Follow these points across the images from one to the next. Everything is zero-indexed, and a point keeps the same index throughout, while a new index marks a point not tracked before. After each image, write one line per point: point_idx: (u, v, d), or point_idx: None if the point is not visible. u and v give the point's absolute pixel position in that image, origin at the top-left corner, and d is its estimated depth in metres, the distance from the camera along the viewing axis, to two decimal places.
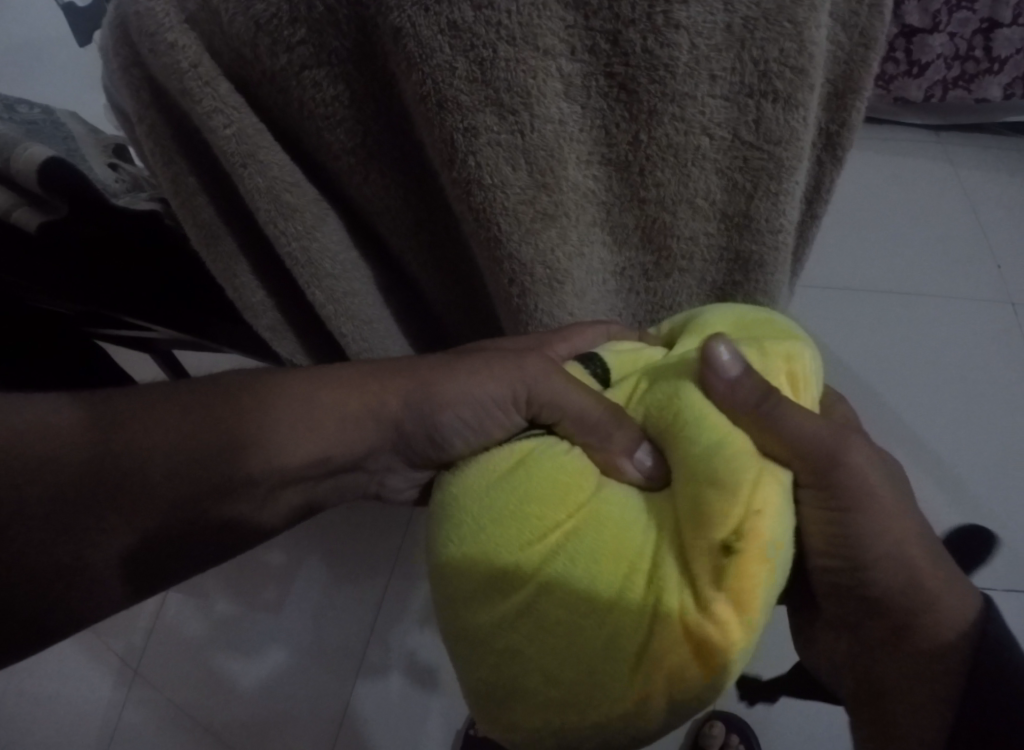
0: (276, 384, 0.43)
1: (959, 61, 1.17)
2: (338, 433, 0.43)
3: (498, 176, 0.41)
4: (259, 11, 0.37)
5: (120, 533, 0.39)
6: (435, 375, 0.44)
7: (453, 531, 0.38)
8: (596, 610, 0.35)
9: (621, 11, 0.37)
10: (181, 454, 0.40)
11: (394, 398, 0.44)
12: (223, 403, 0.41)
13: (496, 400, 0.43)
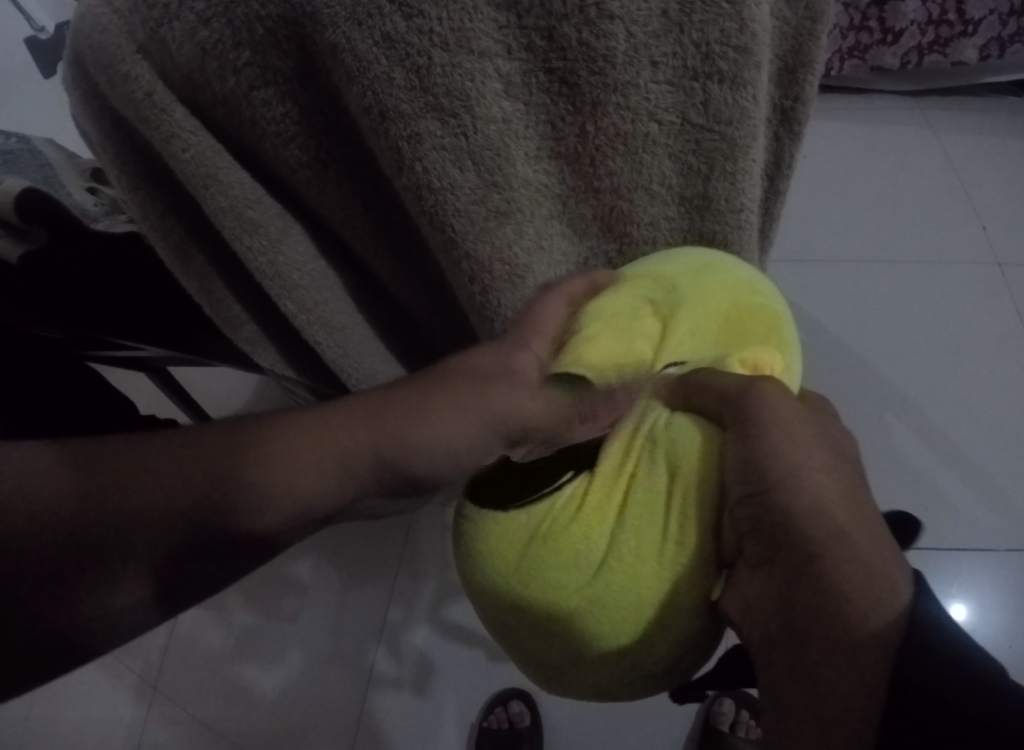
0: (260, 435, 0.42)
1: (933, 25, 1.19)
2: (328, 480, 0.42)
3: (447, 178, 0.43)
4: (204, 38, 0.38)
5: (144, 576, 0.39)
6: (424, 415, 0.44)
7: (482, 554, 0.46)
8: (611, 625, 0.42)
9: (551, 9, 0.39)
10: (173, 497, 0.39)
11: (364, 456, 0.43)
12: (211, 454, 0.41)
13: (468, 437, 0.44)
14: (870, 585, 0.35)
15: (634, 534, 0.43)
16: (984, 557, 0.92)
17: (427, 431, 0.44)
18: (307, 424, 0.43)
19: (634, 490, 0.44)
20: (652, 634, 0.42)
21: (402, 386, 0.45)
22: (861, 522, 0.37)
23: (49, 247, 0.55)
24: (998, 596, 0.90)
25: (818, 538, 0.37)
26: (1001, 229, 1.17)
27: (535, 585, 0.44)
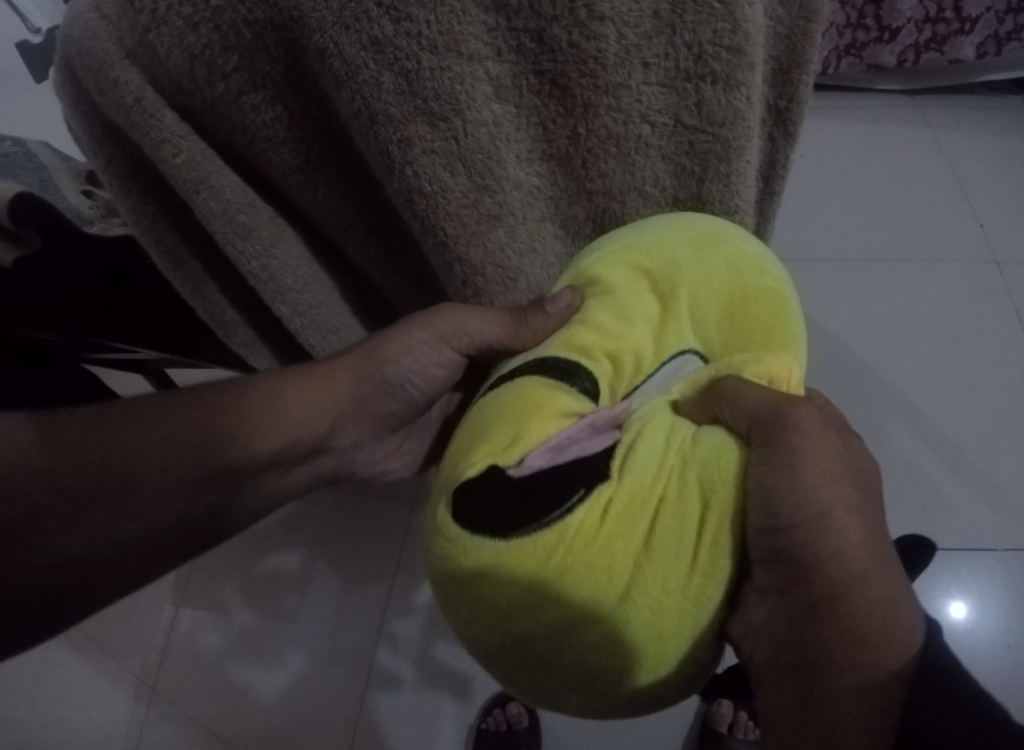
0: (245, 386, 0.49)
1: (930, 22, 1.19)
2: (308, 413, 0.50)
3: (438, 182, 0.43)
4: (192, 43, 0.38)
5: (144, 525, 0.44)
6: (382, 355, 0.51)
7: (477, 563, 0.37)
8: (630, 663, 0.36)
9: (541, 11, 0.39)
10: (166, 447, 0.45)
11: (347, 381, 0.51)
12: (197, 410, 0.47)
13: (435, 358, 0.51)
14: (872, 628, 0.36)
15: (663, 566, 0.36)
16: (983, 556, 0.93)
17: (400, 359, 0.51)
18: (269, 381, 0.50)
19: (663, 516, 0.37)
20: (674, 658, 0.37)
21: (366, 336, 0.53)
22: (873, 568, 0.37)
23: (43, 250, 0.56)
24: (996, 594, 0.91)
25: (834, 582, 0.37)
26: (999, 227, 1.17)
27: (547, 623, 0.36)
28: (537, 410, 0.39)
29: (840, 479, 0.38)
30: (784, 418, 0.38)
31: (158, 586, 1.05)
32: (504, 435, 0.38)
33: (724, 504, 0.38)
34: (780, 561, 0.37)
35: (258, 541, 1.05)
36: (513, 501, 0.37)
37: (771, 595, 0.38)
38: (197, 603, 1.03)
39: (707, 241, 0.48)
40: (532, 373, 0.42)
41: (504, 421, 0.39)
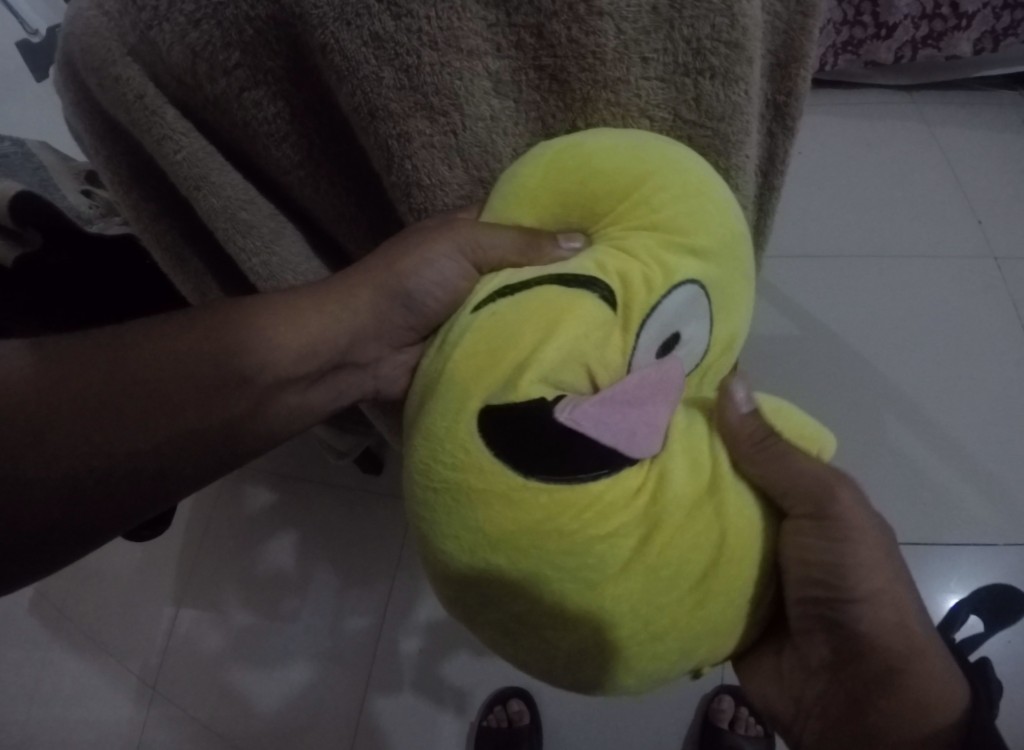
0: (260, 305, 0.45)
1: (927, 19, 1.19)
2: (324, 331, 0.46)
3: (437, 176, 0.44)
4: (194, 39, 0.38)
5: (160, 436, 0.41)
6: (401, 267, 0.45)
7: (467, 533, 0.36)
8: (583, 649, 0.36)
9: (540, 6, 0.39)
10: (174, 365, 0.41)
11: (367, 293, 0.46)
12: (207, 328, 0.43)
13: (452, 271, 0.44)
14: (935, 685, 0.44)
15: (659, 574, 0.36)
16: (983, 552, 0.93)
17: (420, 271, 0.45)
18: (283, 299, 0.45)
19: (677, 531, 0.36)
20: (663, 643, 0.36)
21: (385, 249, 0.47)
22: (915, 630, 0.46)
23: (45, 249, 0.54)
24: None
25: (896, 654, 0.45)
26: (997, 223, 1.18)
27: (527, 576, 0.35)
28: (577, 318, 0.38)
29: (881, 554, 0.46)
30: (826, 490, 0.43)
31: (159, 586, 1.05)
32: (530, 349, 0.37)
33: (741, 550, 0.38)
34: (832, 635, 0.46)
35: (259, 540, 1.05)
36: (527, 445, 0.35)
37: (827, 668, 0.48)
38: (198, 602, 1.03)
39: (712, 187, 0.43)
40: (554, 282, 0.39)
41: (529, 329, 0.37)
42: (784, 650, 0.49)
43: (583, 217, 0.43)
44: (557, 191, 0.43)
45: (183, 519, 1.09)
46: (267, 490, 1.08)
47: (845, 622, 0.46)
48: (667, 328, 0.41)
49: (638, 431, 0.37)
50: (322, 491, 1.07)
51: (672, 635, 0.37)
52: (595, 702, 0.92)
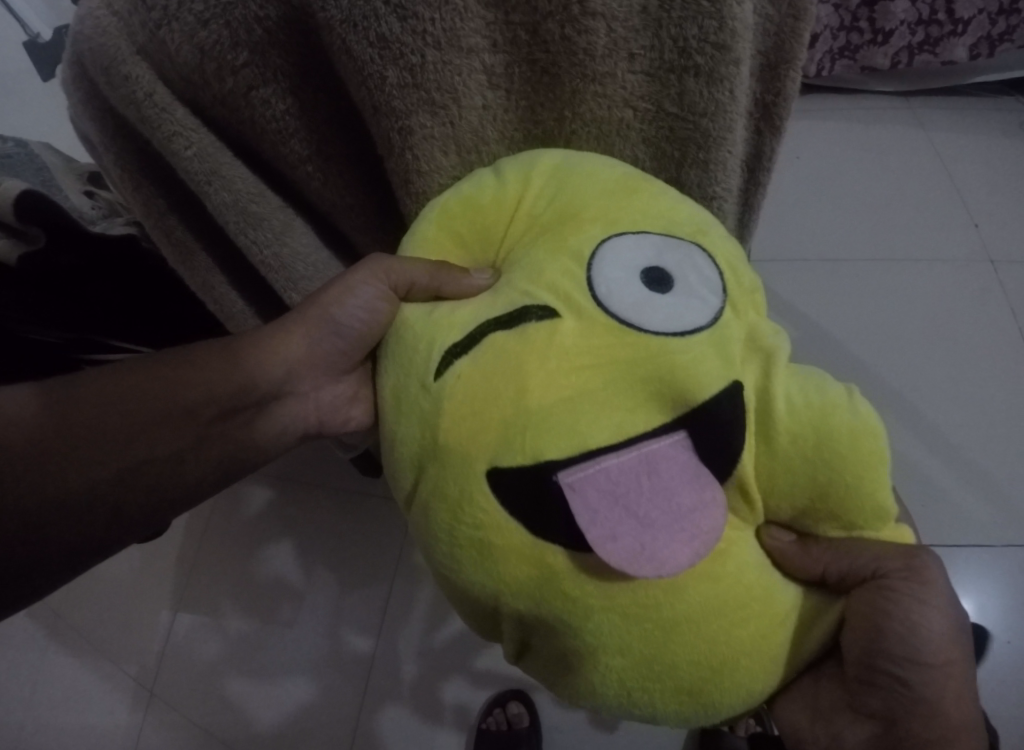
0: (205, 348, 0.48)
1: (922, 25, 1.21)
2: (262, 365, 0.48)
3: (433, 163, 0.44)
4: (202, 39, 0.39)
5: (112, 467, 0.43)
6: (329, 297, 0.47)
7: (472, 583, 0.39)
8: (607, 678, 0.38)
9: (536, 7, 0.40)
10: (123, 400, 0.44)
11: (298, 327, 0.48)
12: (157, 369, 0.46)
13: (367, 300, 0.45)
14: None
15: (663, 636, 0.37)
16: (980, 553, 0.94)
17: (345, 300, 0.46)
18: (224, 343, 0.48)
19: (687, 599, 0.37)
20: (669, 692, 0.38)
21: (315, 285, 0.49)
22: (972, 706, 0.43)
23: (49, 248, 0.54)
24: (995, 593, 0.92)
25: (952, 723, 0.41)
26: (993, 226, 1.19)
27: (532, 615, 0.38)
28: (539, 351, 0.38)
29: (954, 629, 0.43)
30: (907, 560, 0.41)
31: (156, 591, 1.05)
32: (515, 404, 0.37)
33: (756, 617, 0.38)
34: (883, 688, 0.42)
35: (256, 543, 1.05)
36: (537, 505, 0.37)
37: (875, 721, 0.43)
38: (196, 608, 1.03)
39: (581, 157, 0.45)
40: (495, 327, 0.39)
41: (499, 368, 0.38)
42: (826, 681, 0.44)
43: (483, 250, 0.45)
44: (456, 234, 0.45)
45: (183, 522, 1.10)
46: (267, 493, 1.08)
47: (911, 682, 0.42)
48: (632, 287, 0.39)
49: (618, 540, 0.36)
50: (322, 493, 1.08)
51: (684, 691, 0.38)
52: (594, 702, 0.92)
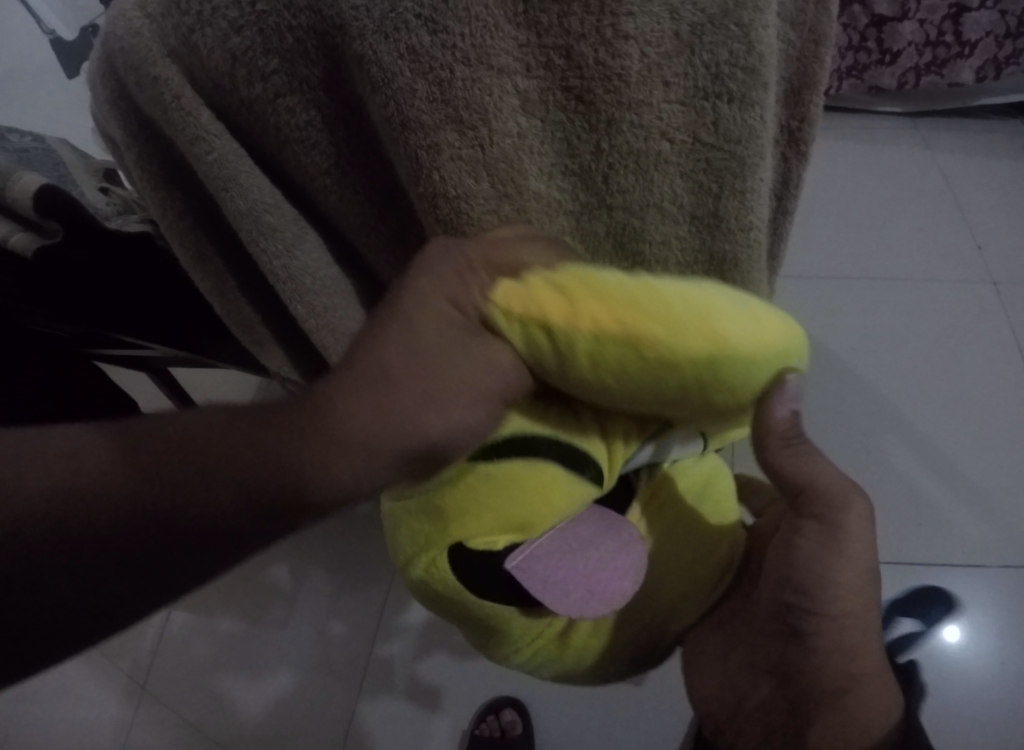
0: (286, 432, 0.39)
1: (930, 46, 1.22)
2: (350, 468, 0.38)
3: (462, 189, 0.44)
4: (235, 44, 0.40)
5: (165, 562, 0.39)
6: (439, 405, 0.39)
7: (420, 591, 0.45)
8: (519, 661, 0.48)
9: (569, 28, 0.40)
10: (183, 494, 0.38)
11: (401, 427, 0.39)
12: (229, 456, 0.39)
13: (479, 413, 0.40)
14: (861, 714, 0.45)
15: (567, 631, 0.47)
16: (977, 572, 0.94)
17: (455, 414, 0.39)
18: (303, 426, 0.39)
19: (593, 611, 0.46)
20: (554, 661, 0.49)
21: (417, 364, 0.39)
22: (877, 668, 0.47)
23: (66, 243, 0.54)
24: (992, 611, 0.92)
25: (842, 674, 0.46)
26: (997, 248, 1.19)
27: (460, 618, 0.46)
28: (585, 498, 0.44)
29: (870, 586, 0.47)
30: (840, 501, 0.46)
31: None
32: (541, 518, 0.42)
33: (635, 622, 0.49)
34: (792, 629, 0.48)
35: None
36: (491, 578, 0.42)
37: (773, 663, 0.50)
38: (190, 606, 1.03)
39: (775, 373, 0.39)
40: (553, 453, 0.43)
41: (536, 507, 0.42)
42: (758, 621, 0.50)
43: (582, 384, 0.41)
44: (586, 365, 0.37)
45: None
46: None
47: (804, 632, 0.48)
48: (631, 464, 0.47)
49: (569, 595, 0.43)
50: None
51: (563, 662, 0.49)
52: (586, 713, 0.92)
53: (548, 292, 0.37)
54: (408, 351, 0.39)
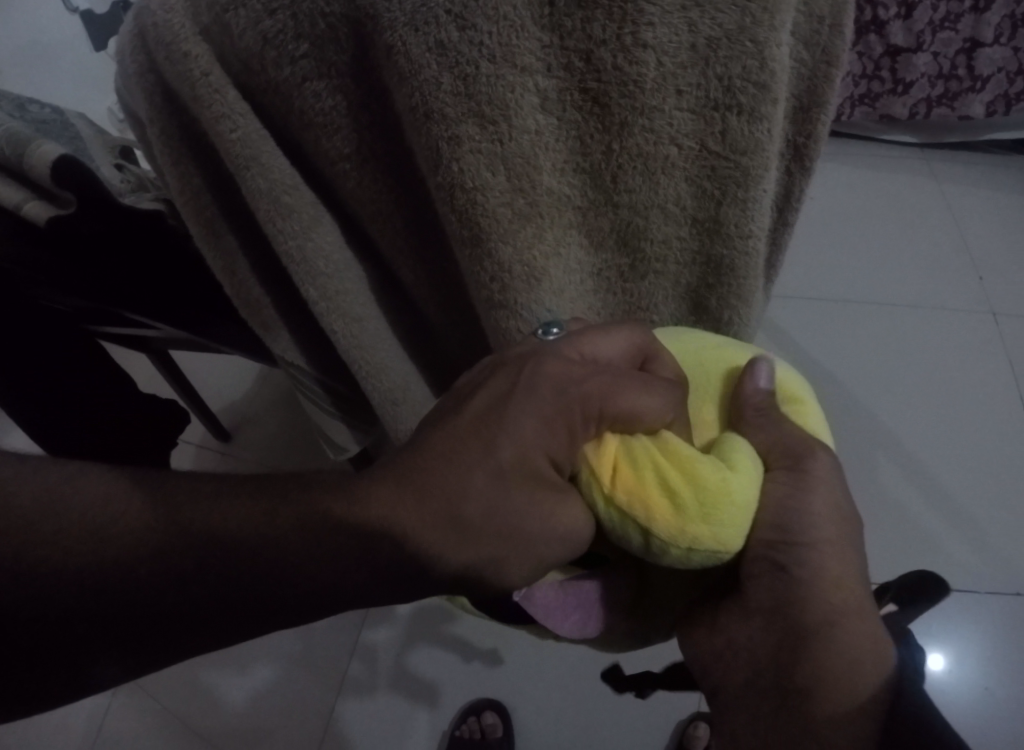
0: (330, 554, 0.39)
1: (943, 79, 1.24)
2: (381, 589, 0.40)
3: (479, 180, 0.44)
4: (267, 26, 0.40)
5: (174, 645, 0.39)
6: (491, 556, 0.40)
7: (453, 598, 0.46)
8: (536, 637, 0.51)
9: (592, 33, 0.40)
10: (208, 589, 0.38)
11: (450, 566, 0.40)
12: (262, 564, 0.39)
13: (526, 567, 0.42)
14: (860, 650, 0.40)
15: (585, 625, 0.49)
16: (963, 598, 0.95)
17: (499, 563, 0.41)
18: (352, 554, 0.39)
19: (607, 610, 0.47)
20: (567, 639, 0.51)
21: (484, 513, 0.40)
22: (865, 602, 0.42)
23: (77, 216, 0.54)
24: (977, 640, 0.92)
25: (830, 605, 0.42)
26: (998, 281, 1.21)
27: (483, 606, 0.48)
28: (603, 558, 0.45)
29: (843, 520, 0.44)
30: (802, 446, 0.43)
31: None
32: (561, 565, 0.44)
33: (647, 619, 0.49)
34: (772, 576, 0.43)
35: None
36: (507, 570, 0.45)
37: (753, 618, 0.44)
38: None
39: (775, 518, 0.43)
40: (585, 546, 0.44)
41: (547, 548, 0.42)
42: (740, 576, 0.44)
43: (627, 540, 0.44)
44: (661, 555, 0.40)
45: None
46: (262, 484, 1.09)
47: (787, 566, 0.42)
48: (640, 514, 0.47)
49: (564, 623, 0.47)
50: None
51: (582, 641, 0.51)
52: (568, 718, 0.92)
53: (656, 490, 0.39)
54: (484, 503, 0.40)
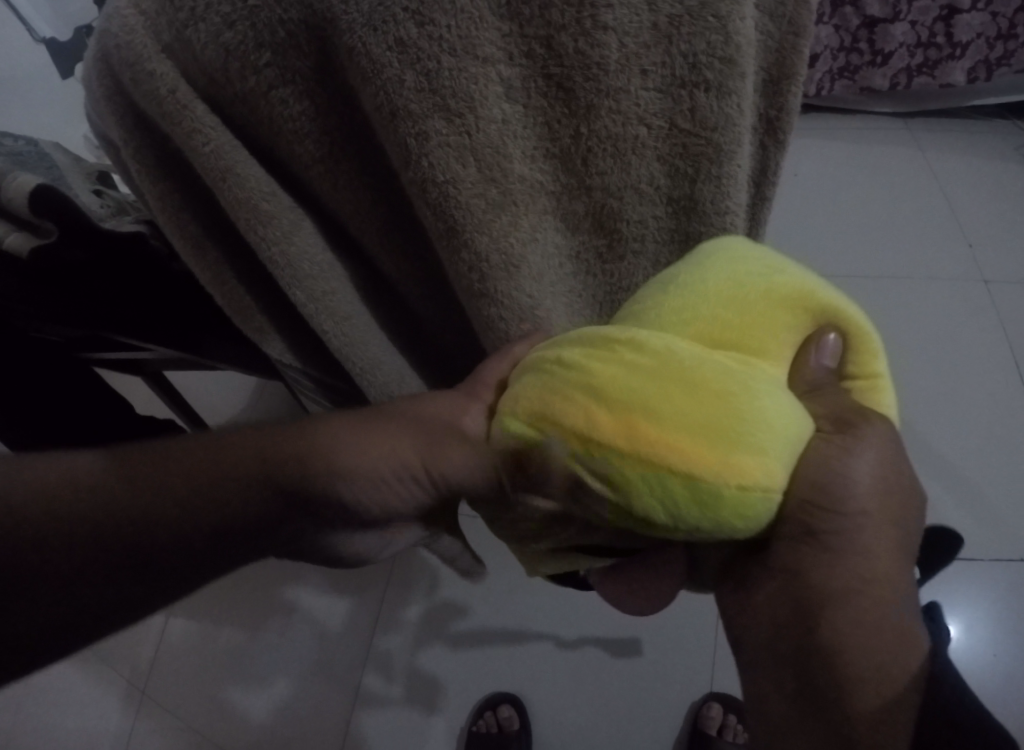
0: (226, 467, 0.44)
1: (921, 48, 1.24)
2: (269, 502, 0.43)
3: (450, 173, 0.44)
4: (228, 39, 0.41)
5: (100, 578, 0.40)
6: (367, 466, 0.44)
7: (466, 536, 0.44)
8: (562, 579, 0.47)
9: (551, 18, 0.41)
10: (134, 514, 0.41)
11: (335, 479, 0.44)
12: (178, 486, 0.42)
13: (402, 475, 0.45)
14: (876, 626, 0.38)
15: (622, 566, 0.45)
16: (970, 566, 0.95)
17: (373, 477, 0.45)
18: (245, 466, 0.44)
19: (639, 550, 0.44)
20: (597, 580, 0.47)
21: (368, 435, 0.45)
22: (893, 567, 0.39)
23: (59, 242, 0.54)
24: (985, 607, 0.93)
25: (855, 576, 0.39)
26: (988, 247, 1.21)
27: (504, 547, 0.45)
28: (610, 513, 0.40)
29: (890, 482, 0.40)
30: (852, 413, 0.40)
31: None
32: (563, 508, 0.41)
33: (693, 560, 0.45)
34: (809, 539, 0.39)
35: None
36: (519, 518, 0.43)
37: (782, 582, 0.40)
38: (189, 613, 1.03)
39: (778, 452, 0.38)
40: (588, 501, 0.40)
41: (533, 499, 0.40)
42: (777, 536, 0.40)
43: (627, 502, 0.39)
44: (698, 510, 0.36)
45: None
46: None
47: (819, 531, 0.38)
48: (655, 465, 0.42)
49: None
50: None
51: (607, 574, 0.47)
52: (584, 708, 0.92)
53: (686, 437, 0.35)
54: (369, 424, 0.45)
